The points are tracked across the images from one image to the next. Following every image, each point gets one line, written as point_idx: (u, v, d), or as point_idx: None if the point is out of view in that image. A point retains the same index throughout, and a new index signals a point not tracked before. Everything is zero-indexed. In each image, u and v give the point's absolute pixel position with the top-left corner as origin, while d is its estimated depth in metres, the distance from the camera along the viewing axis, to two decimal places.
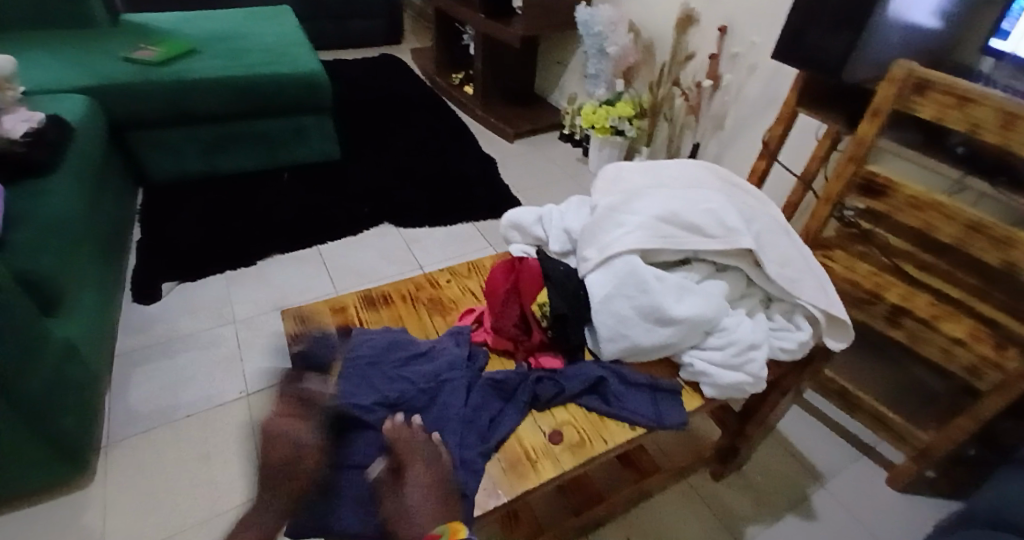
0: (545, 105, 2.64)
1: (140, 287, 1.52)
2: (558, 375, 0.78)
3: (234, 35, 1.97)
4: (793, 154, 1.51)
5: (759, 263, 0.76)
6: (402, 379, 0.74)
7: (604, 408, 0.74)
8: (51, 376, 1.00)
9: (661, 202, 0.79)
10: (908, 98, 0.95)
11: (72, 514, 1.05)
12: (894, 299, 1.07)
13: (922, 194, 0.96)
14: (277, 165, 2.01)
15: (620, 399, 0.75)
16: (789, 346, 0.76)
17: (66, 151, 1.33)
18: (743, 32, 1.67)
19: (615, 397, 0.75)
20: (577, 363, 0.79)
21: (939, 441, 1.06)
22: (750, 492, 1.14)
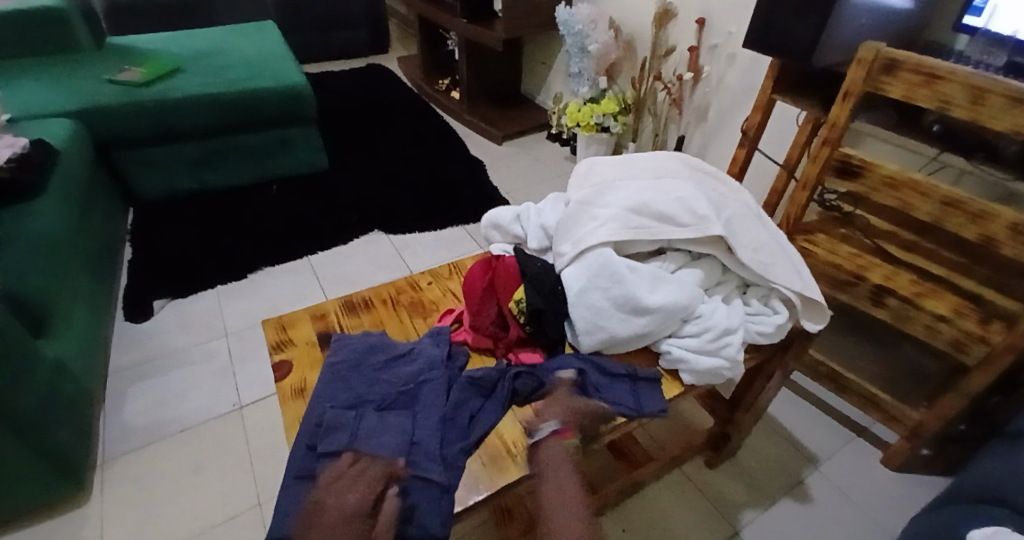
0: (532, 106, 2.65)
1: (134, 305, 1.52)
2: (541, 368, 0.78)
3: (218, 52, 1.99)
4: (774, 141, 1.51)
5: (732, 250, 0.77)
6: (378, 383, 0.75)
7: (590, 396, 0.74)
8: (43, 396, 1.01)
9: (631, 194, 0.79)
10: (877, 79, 0.95)
11: (68, 533, 1.05)
12: (876, 279, 1.06)
13: (897, 172, 0.97)
14: (266, 178, 2.02)
15: (600, 388, 0.75)
16: (767, 329, 0.76)
17: (53, 174, 1.34)
18: (720, 23, 1.67)
19: (597, 387, 0.75)
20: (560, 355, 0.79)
21: (930, 419, 1.06)
22: (744, 478, 1.14)
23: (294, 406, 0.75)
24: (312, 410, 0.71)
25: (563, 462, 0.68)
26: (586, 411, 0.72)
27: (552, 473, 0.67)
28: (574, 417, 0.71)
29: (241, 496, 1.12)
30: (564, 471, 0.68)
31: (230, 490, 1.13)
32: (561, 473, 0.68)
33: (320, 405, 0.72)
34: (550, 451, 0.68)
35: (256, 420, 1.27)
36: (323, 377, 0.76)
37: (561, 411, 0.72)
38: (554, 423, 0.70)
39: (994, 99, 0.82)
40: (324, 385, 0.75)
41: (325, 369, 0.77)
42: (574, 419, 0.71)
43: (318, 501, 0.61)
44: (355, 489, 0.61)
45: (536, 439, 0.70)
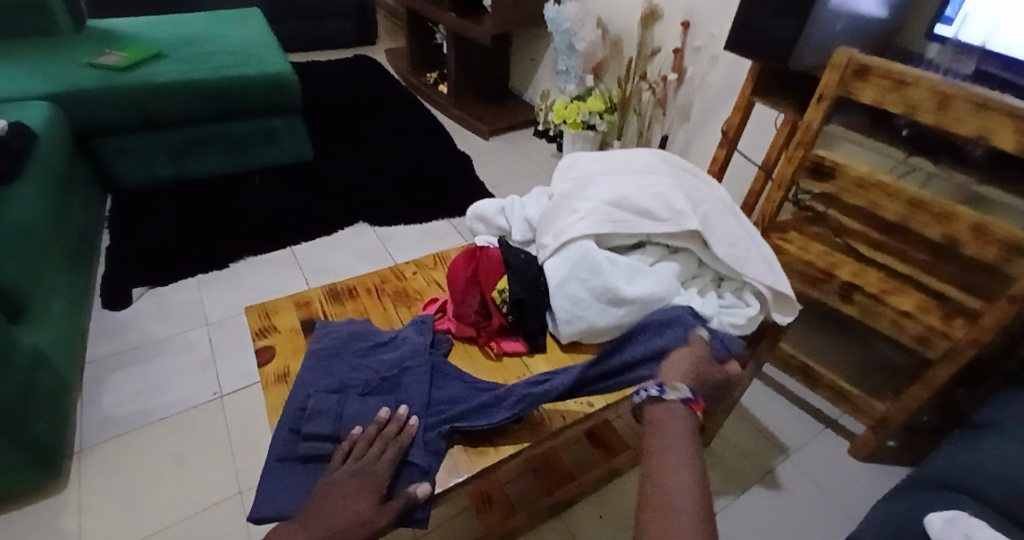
0: (518, 102, 2.67)
1: (112, 293, 1.51)
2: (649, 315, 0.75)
3: (201, 39, 1.96)
4: (753, 141, 1.55)
5: (707, 244, 0.79)
6: (366, 372, 0.75)
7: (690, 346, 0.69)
8: (21, 383, 0.99)
9: (612, 189, 0.82)
10: (849, 83, 0.99)
11: (45, 520, 1.04)
12: (845, 276, 1.10)
13: (867, 174, 1.01)
14: (250, 168, 2.00)
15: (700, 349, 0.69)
16: (739, 321, 0.79)
17: (30, 159, 1.30)
18: (704, 24, 1.71)
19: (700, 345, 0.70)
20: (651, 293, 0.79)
21: (897, 411, 1.11)
22: (718, 466, 1.18)
23: (277, 391, 0.76)
24: (296, 397, 0.72)
25: (685, 425, 0.60)
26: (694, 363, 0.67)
27: (676, 442, 0.57)
28: (689, 368, 0.66)
29: (221, 485, 1.12)
30: (684, 443, 0.57)
31: (212, 477, 1.13)
32: (680, 443, 0.57)
33: (303, 393, 0.73)
34: (673, 406, 0.61)
35: (237, 409, 1.27)
36: (307, 367, 0.76)
37: (678, 373, 0.66)
38: (691, 391, 0.63)
39: (958, 104, 0.86)
40: (309, 373, 0.75)
41: (310, 356, 0.78)
42: (686, 375, 0.65)
43: (332, 479, 0.62)
44: (371, 473, 0.62)
45: (660, 394, 0.62)
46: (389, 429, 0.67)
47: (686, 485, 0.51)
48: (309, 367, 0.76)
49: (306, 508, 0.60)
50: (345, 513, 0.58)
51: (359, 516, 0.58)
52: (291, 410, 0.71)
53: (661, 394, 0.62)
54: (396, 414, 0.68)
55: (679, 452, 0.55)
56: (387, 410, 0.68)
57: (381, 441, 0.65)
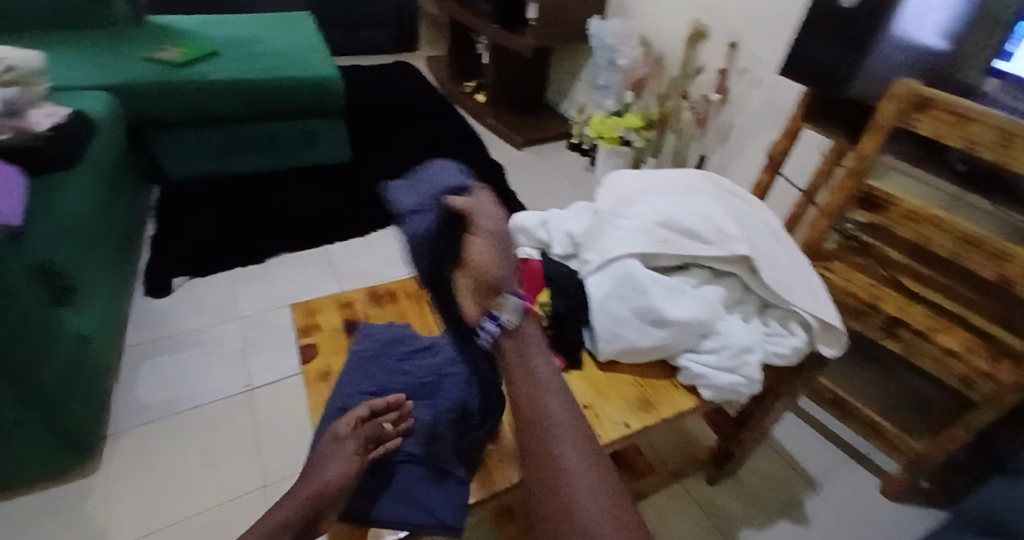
0: (553, 114, 2.68)
1: (153, 281, 1.56)
2: (430, 240, 0.75)
3: (253, 39, 2.02)
4: (795, 166, 1.53)
5: (755, 270, 0.78)
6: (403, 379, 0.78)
7: (477, 246, 0.67)
8: (66, 363, 1.03)
9: (659, 209, 0.82)
10: (908, 115, 0.97)
11: (78, 499, 1.07)
12: (890, 309, 1.09)
13: (919, 208, 0.99)
14: (290, 166, 2.05)
15: (490, 239, 0.68)
16: (784, 351, 0.78)
17: (89, 146, 1.34)
18: (750, 46, 1.69)
19: (485, 236, 0.68)
20: (413, 212, 0.81)
21: (932, 450, 1.08)
22: (743, 495, 1.15)
23: (317, 390, 0.77)
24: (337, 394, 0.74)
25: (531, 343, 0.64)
26: (488, 256, 0.67)
27: (532, 357, 0.63)
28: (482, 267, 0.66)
29: (244, 478, 1.14)
30: (540, 355, 0.64)
31: (239, 468, 1.15)
32: (538, 357, 0.64)
33: (343, 388, 0.74)
34: (517, 326, 0.64)
35: (267, 401, 1.29)
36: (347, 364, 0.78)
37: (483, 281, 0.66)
38: (514, 295, 0.65)
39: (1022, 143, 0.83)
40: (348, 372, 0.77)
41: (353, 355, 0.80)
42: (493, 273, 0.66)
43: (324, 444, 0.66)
44: (351, 438, 0.65)
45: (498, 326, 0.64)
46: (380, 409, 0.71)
47: (557, 403, 0.59)
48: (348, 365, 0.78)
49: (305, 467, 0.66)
50: (328, 469, 0.61)
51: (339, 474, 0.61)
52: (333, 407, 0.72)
53: (502, 326, 0.63)
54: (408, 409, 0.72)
55: (538, 368, 0.62)
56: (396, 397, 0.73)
57: (366, 418, 0.68)
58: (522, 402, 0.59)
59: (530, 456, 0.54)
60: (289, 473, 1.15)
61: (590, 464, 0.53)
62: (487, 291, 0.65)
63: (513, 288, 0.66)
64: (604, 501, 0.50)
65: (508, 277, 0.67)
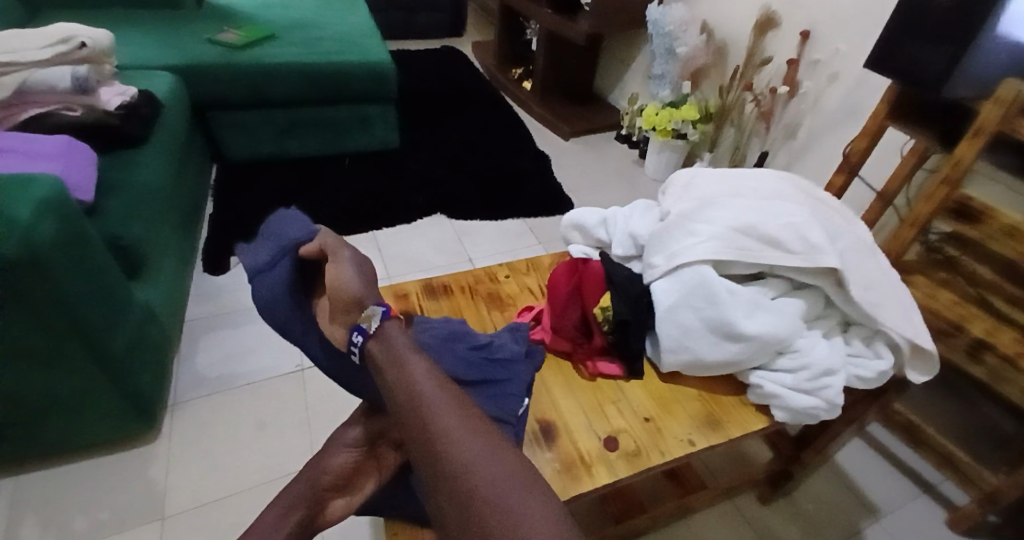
0: (604, 105, 2.60)
1: (212, 258, 1.59)
2: (288, 296, 0.65)
3: (310, 22, 2.03)
4: (872, 169, 1.42)
5: (842, 285, 0.72)
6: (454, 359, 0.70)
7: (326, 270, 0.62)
8: (133, 336, 1.05)
9: (738, 213, 0.76)
10: (1014, 121, 0.87)
11: (140, 466, 1.11)
12: (978, 332, 0.97)
13: (1021, 223, 0.92)
14: (341, 150, 2.06)
15: (348, 263, 0.62)
16: (867, 374, 0.72)
17: (156, 125, 1.37)
18: (827, 38, 1.58)
19: (341, 260, 0.62)
20: (264, 269, 0.67)
21: (1010, 488, 0.97)
22: (798, 518, 1.09)
23: None
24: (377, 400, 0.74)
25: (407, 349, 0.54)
26: (335, 280, 0.60)
27: (405, 358, 0.52)
28: (341, 287, 0.59)
29: (297, 455, 1.15)
30: (410, 351, 0.53)
31: (288, 447, 1.17)
32: (409, 351, 0.54)
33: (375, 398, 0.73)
34: (389, 337, 0.56)
35: (317, 383, 1.30)
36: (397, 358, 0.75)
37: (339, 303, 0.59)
38: (378, 304, 0.59)
39: None
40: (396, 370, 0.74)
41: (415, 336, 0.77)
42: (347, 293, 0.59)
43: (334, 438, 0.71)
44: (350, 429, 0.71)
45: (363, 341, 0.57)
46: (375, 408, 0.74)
47: (441, 400, 0.47)
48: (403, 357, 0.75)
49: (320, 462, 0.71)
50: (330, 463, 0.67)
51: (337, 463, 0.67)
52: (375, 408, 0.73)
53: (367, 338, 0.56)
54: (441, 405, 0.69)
55: (412, 370, 0.50)
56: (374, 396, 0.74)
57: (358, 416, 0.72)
58: (402, 402, 0.47)
59: (431, 478, 0.41)
60: None
61: (507, 465, 0.41)
62: (347, 306, 0.58)
63: (375, 298, 0.60)
64: (532, 500, 0.39)
65: (366, 290, 0.60)
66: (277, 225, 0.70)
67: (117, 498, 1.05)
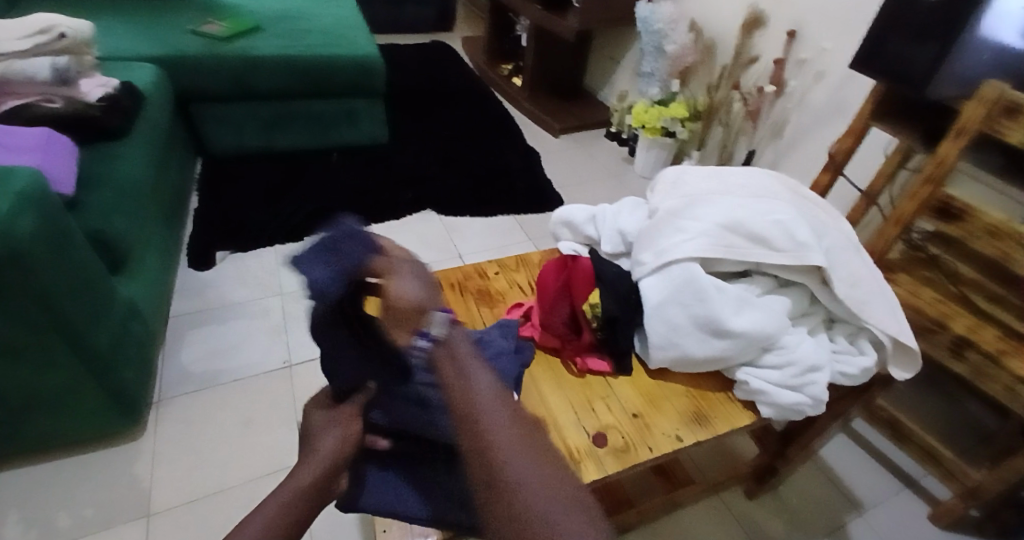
0: (593, 102, 2.60)
1: (196, 253, 1.57)
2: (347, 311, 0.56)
3: (296, 14, 2.00)
4: (857, 168, 1.44)
5: (827, 282, 0.73)
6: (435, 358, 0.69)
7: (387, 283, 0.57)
8: (115, 332, 1.03)
9: (726, 211, 0.77)
10: (997, 121, 0.89)
11: (123, 464, 1.09)
12: (959, 330, 0.99)
13: (1002, 222, 0.91)
14: (328, 145, 2.04)
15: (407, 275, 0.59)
16: (851, 371, 0.72)
17: (138, 117, 1.35)
18: (813, 37, 1.59)
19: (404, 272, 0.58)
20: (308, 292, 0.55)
21: (992, 482, 1.00)
22: (784, 513, 1.10)
23: None
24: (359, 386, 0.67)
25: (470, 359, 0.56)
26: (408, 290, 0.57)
27: (470, 371, 0.54)
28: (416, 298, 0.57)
29: (285, 453, 1.14)
30: (477, 368, 0.55)
31: (275, 445, 1.15)
32: (474, 362, 0.57)
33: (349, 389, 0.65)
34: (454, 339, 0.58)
35: (305, 380, 1.29)
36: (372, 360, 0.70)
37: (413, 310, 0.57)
38: (438, 309, 0.59)
39: None
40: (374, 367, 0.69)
41: None
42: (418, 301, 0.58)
43: (301, 429, 0.61)
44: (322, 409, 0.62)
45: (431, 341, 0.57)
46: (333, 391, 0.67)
47: (499, 415, 0.50)
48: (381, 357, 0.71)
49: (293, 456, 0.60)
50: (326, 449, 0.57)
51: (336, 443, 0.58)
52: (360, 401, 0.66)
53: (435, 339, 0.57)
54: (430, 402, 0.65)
55: (475, 380, 0.53)
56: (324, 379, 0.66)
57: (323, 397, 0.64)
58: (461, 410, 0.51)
59: (482, 488, 0.45)
60: None
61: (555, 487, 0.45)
62: (411, 312, 0.57)
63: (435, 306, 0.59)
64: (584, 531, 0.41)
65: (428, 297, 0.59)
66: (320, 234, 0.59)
67: (101, 496, 1.03)
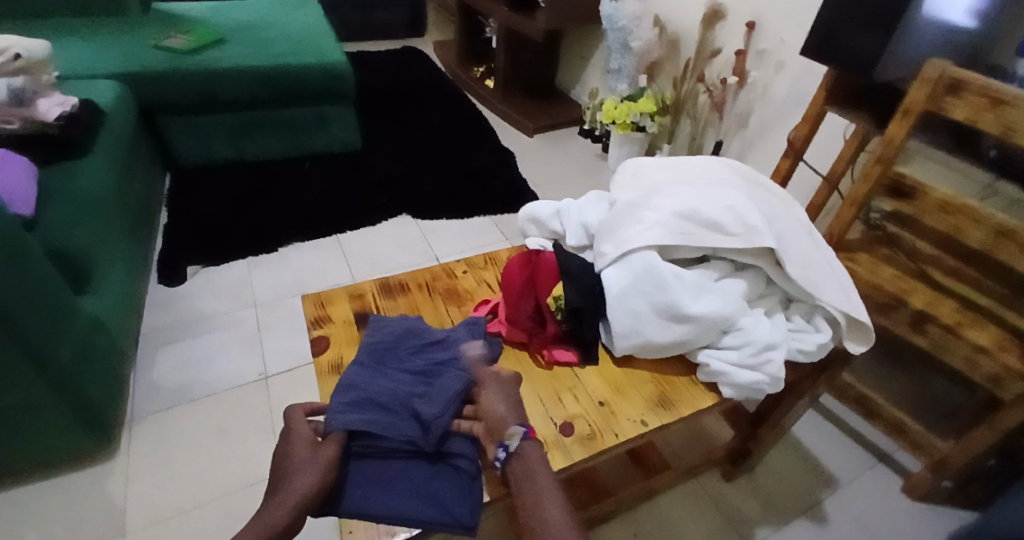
0: (566, 100, 2.62)
1: (167, 267, 1.55)
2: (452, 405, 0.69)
3: (261, 24, 1.99)
4: (818, 153, 1.48)
5: (780, 263, 0.76)
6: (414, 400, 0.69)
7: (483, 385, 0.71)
8: (79, 351, 1.01)
9: (680, 199, 0.78)
10: (940, 99, 0.92)
11: (96, 483, 1.08)
12: (918, 304, 1.02)
13: (951, 197, 0.94)
14: (300, 154, 2.03)
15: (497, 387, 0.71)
16: (807, 347, 0.75)
17: (99, 134, 1.33)
18: (772, 28, 1.63)
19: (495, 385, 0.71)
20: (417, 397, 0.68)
21: (958, 453, 1.04)
22: (760, 493, 1.13)
23: (331, 382, 0.76)
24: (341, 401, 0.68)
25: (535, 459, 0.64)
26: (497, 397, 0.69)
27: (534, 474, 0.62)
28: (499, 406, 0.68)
29: (261, 466, 1.13)
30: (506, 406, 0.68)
31: (252, 458, 1.15)
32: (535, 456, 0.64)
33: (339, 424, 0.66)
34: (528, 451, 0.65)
35: (280, 390, 1.28)
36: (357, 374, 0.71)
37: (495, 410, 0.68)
38: (518, 424, 0.66)
39: None
40: (354, 384, 0.69)
41: (374, 347, 0.76)
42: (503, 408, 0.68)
43: (281, 461, 0.64)
44: (300, 436, 0.66)
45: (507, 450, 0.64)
46: (307, 418, 0.71)
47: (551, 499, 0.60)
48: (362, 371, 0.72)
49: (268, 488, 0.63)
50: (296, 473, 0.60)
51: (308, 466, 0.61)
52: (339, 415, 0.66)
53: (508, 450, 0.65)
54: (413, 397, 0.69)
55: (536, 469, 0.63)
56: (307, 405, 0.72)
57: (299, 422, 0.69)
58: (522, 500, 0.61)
59: None
60: None
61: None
62: (494, 423, 0.66)
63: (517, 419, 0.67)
64: None
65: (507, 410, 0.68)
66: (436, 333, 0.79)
67: (75, 518, 1.02)
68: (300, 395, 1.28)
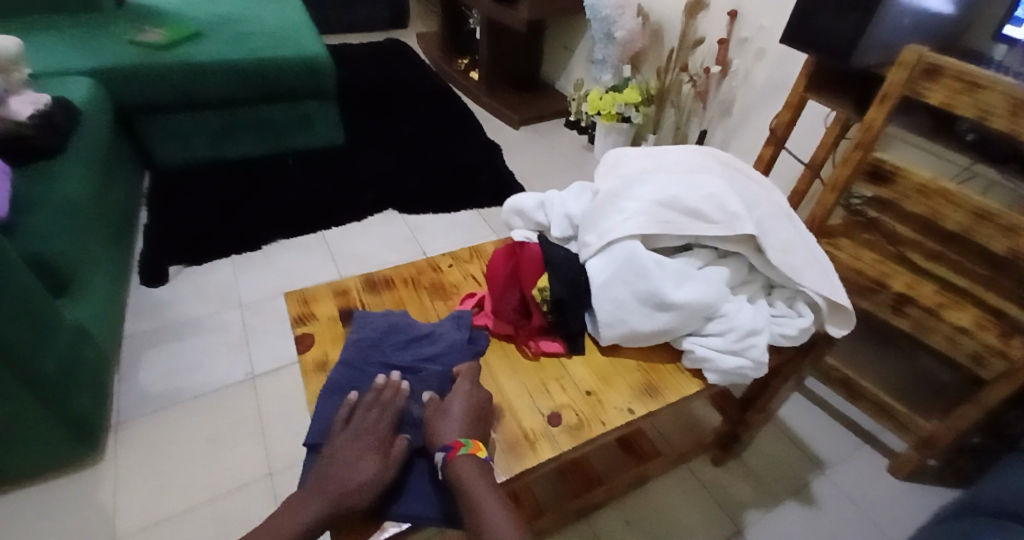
0: (551, 91, 2.62)
1: (149, 269, 1.53)
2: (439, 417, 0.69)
3: (239, 18, 1.95)
4: (800, 141, 1.49)
5: (762, 250, 0.77)
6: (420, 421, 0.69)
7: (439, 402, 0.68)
8: (61, 357, 0.99)
9: (662, 188, 0.79)
10: (917, 83, 0.93)
11: (84, 490, 1.07)
12: (898, 287, 1.05)
13: (929, 180, 0.95)
14: (282, 151, 2.00)
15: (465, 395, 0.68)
16: (790, 332, 0.76)
17: (75, 135, 1.30)
18: (753, 15, 1.63)
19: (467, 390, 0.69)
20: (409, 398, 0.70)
21: (943, 430, 1.06)
22: (750, 477, 1.14)
23: (316, 380, 0.75)
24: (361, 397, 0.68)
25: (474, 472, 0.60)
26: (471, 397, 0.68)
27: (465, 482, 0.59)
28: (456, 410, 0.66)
29: (252, 464, 1.13)
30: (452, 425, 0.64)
31: (245, 457, 1.14)
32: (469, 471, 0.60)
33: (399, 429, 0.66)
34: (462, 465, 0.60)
35: (270, 390, 1.28)
36: (344, 372, 0.72)
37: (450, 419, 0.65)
38: (440, 449, 0.62)
39: None
40: (336, 388, 0.71)
41: (360, 341, 0.76)
42: (465, 407, 0.66)
43: (354, 436, 0.63)
44: (381, 424, 0.64)
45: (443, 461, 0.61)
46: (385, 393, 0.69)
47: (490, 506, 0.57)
48: (347, 370, 0.73)
49: (330, 454, 0.62)
50: (356, 474, 0.59)
51: (367, 477, 0.59)
52: (318, 423, 0.67)
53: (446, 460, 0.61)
54: (391, 379, 0.70)
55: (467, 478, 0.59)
56: (382, 376, 0.70)
57: (377, 406, 0.66)
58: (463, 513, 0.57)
59: None
60: (295, 461, 1.14)
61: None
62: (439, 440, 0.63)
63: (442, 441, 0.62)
64: None
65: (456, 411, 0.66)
66: (421, 327, 0.79)
67: (64, 525, 1.01)
68: (291, 393, 1.27)
